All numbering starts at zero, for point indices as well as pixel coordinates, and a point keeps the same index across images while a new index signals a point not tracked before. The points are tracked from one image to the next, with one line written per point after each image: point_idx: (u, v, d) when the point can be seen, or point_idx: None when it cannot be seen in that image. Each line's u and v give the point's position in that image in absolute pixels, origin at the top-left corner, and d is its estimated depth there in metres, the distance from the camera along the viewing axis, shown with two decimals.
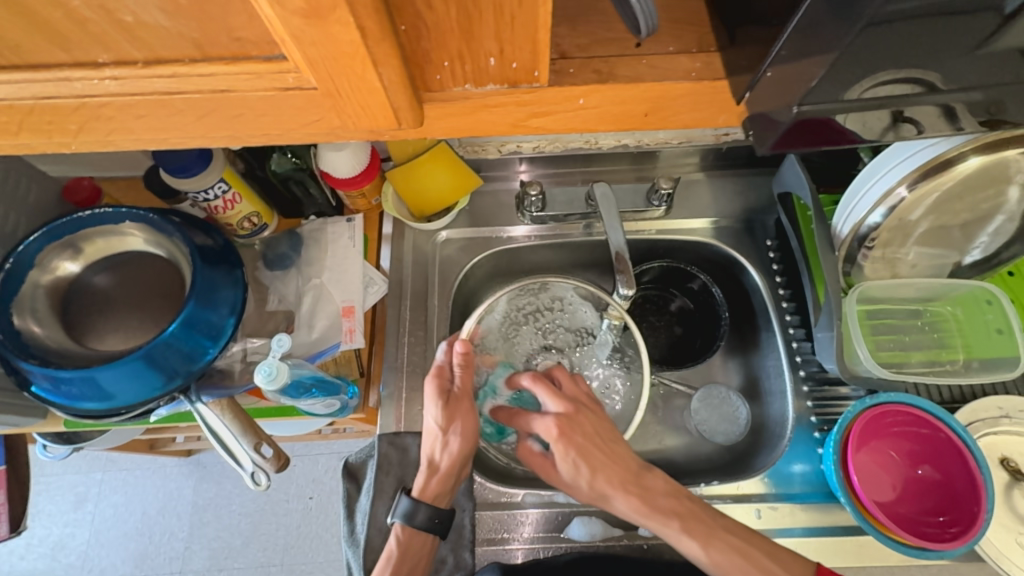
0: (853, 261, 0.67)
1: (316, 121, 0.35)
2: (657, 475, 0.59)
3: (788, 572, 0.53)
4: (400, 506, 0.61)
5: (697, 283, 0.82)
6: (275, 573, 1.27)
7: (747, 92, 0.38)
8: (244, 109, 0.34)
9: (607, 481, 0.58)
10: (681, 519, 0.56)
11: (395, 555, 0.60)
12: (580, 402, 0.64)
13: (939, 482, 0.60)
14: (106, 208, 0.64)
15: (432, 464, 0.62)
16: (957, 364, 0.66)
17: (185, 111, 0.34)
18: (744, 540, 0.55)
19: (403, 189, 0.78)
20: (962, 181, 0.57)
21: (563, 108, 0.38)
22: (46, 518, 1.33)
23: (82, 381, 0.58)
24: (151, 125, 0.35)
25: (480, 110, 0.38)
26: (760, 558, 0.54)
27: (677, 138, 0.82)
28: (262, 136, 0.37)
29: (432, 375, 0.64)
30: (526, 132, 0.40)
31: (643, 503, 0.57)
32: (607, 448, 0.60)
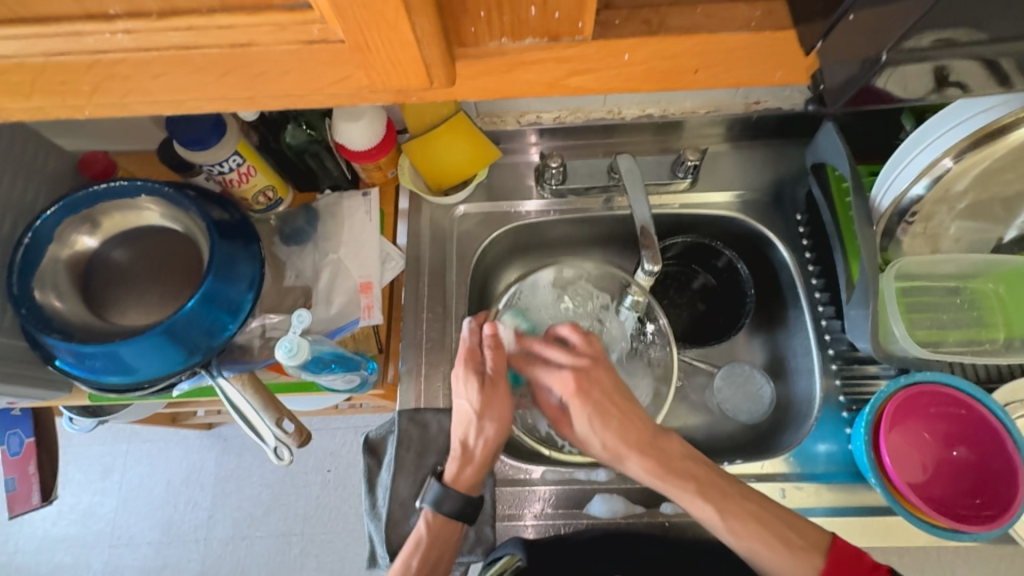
0: (892, 236, 0.64)
1: (343, 79, 0.33)
2: (672, 439, 0.60)
3: (805, 541, 0.54)
4: (431, 492, 0.61)
5: (723, 261, 0.79)
6: (296, 542, 1.30)
7: (819, 41, 0.35)
8: (267, 67, 0.32)
9: (618, 439, 0.60)
10: (697, 483, 0.57)
11: (423, 541, 0.60)
12: (595, 359, 0.63)
13: (973, 463, 0.59)
14: (120, 181, 0.63)
15: (466, 452, 0.63)
16: (998, 343, 0.64)
17: (203, 69, 0.32)
18: (757, 504, 0.56)
19: (420, 163, 0.76)
20: (1016, 150, 0.53)
21: (605, 65, 0.36)
22: (75, 487, 1.37)
23: (105, 355, 0.58)
24: (167, 86, 0.33)
25: (516, 68, 0.35)
26: (781, 528, 0.54)
27: (704, 107, 0.78)
28: (282, 99, 0.35)
29: (461, 356, 0.64)
30: (563, 93, 0.37)
31: (658, 465, 0.58)
32: (621, 411, 0.61)
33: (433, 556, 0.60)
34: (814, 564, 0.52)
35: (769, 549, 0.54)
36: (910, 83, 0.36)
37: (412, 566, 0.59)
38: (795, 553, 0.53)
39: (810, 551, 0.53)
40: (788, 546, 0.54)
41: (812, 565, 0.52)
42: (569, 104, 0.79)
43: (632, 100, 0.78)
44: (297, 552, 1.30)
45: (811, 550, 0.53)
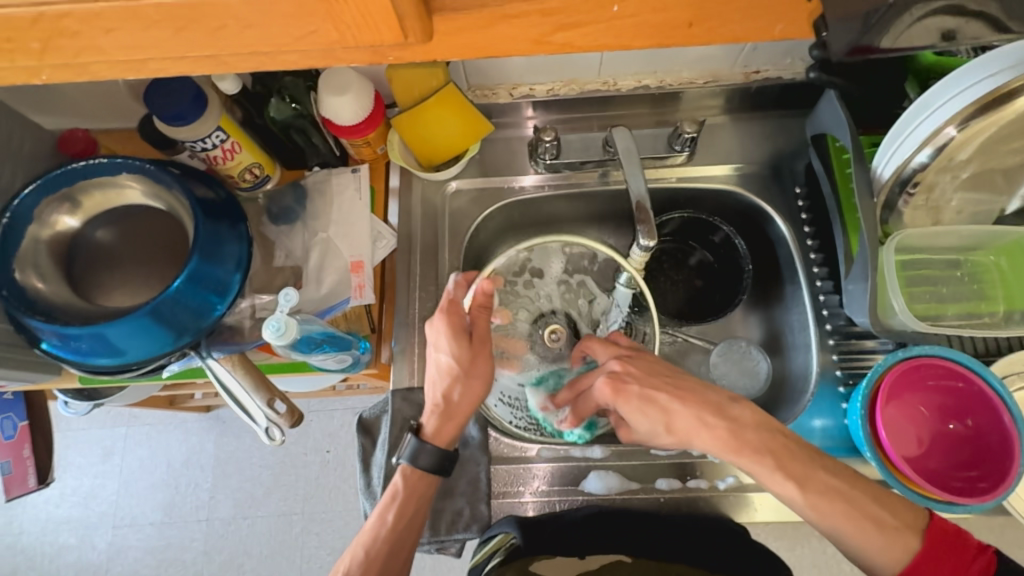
0: (892, 208, 0.62)
1: (310, 34, 0.32)
2: (743, 405, 0.56)
3: (901, 521, 0.51)
4: (408, 446, 0.60)
5: (720, 236, 0.78)
6: (296, 521, 1.32)
7: None
8: (226, 20, 0.31)
9: (686, 419, 0.56)
10: (775, 457, 0.53)
11: (399, 494, 0.60)
12: (633, 354, 0.61)
13: (971, 437, 0.58)
14: (100, 159, 0.61)
15: (447, 406, 0.61)
16: (997, 316, 0.63)
17: (159, 23, 0.30)
18: (848, 483, 0.52)
19: (411, 137, 0.73)
20: (1022, 115, 0.52)
21: (594, 19, 0.34)
22: (76, 470, 1.38)
23: (91, 337, 0.57)
24: (121, 42, 0.31)
25: (498, 22, 0.33)
26: (871, 507, 0.51)
27: (702, 77, 0.76)
28: (251, 56, 0.33)
29: (444, 310, 0.61)
30: (549, 52, 0.35)
31: (731, 437, 0.54)
32: (675, 384, 0.58)
33: (409, 509, 0.59)
34: (910, 544, 0.50)
35: (858, 531, 0.50)
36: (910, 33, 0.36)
37: (387, 519, 0.59)
38: (887, 534, 0.50)
39: (905, 530, 0.50)
40: (879, 526, 0.50)
41: (908, 546, 0.50)
42: (563, 76, 0.76)
43: (628, 71, 0.75)
44: (299, 531, 1.31)
45: (904, 528, 0.50)
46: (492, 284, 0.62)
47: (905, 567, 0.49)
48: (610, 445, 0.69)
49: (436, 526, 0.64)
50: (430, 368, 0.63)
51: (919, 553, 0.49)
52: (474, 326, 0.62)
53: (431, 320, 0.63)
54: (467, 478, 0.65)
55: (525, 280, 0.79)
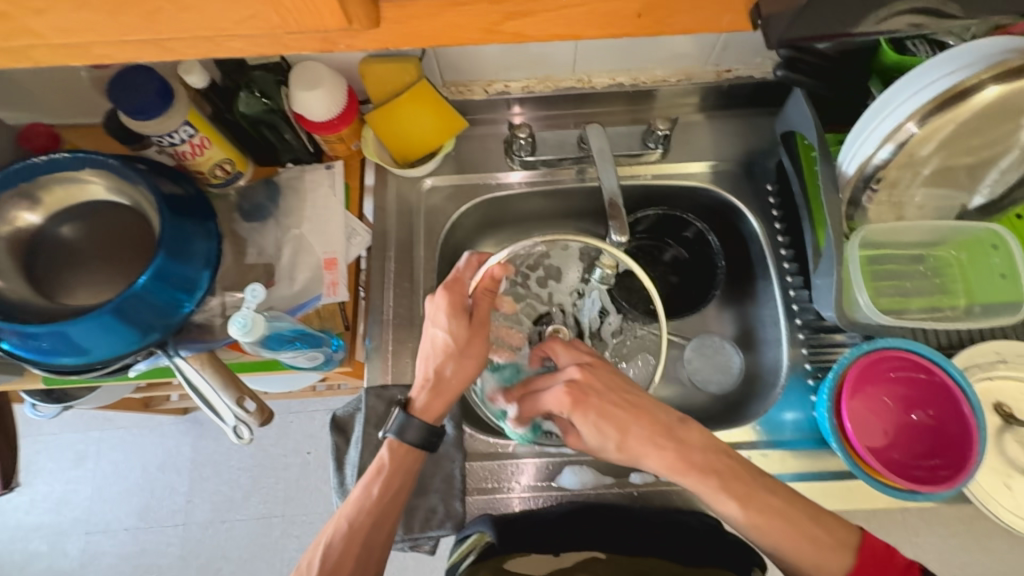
0: (857, 204, 0.63)
1: (251, 18, 0.31)
2: (691, 427, 0.57)
3: (833, 539, 0.52)
4: (395, 420, 0.60)
5: (692, 232, 0.79)
6: (276, 524, 1.30)
7: None
8: (163, 3, 0.30)
9: (639, 439, 0.57)
10: (719, 478, 0.55)
11: (386, 468, 0.59)
12: (591, 363, 0.61)
13: (932, 426, 0.60)
14: (62, 153, 0.59)
15: (437, 382, 0.62)
16: (959, 309, 0.65)
17: (94, 6, 0.30)
18: (784, 502, 0.54)
19: (384, 133, 0.73)
20: (981, 111, 0.53)
21: (544, 7, 0.34)
22: (47, 475, 1.34)
23: (52, 336, 0.55)
24: (58, 25, 0.31)
25: (447, 10, 0.33)
26: (809, 527, 0.52)
27: (676, 75, 0.77)
28: (194, 42, 0.33)
29: (446, 286, 0.62)
30: (501, 40, 0.35)
31: (678, 459, 0.55)
32: (628, 403, 0.58)
33: (395, 483, 0.59)
34: (842, 564, 0.51)
35: (796, 547, 0.52)
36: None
37: (372, 493, 0.58)
38: (817, 544, 0.52)
39: (838, 550, 0.51)
40: (814, 542, 0.52)
41: (840, 564, 0.51)
42: (537, 73, 0.76)
43: (602, 68, 0.76)
44: (278, 534, 1.29)
45: (838, 548, 0.52)
46: (502, 268, 0.64)
47: None
48: None
49: (410, 523, 0.64)
50: (424, 344, 0.63)
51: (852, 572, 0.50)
52: (476, 306, 0.64)
53: (432, 295, 0.63)
54: (442, 475, 0.65)
55: (539, 276, 0.78)
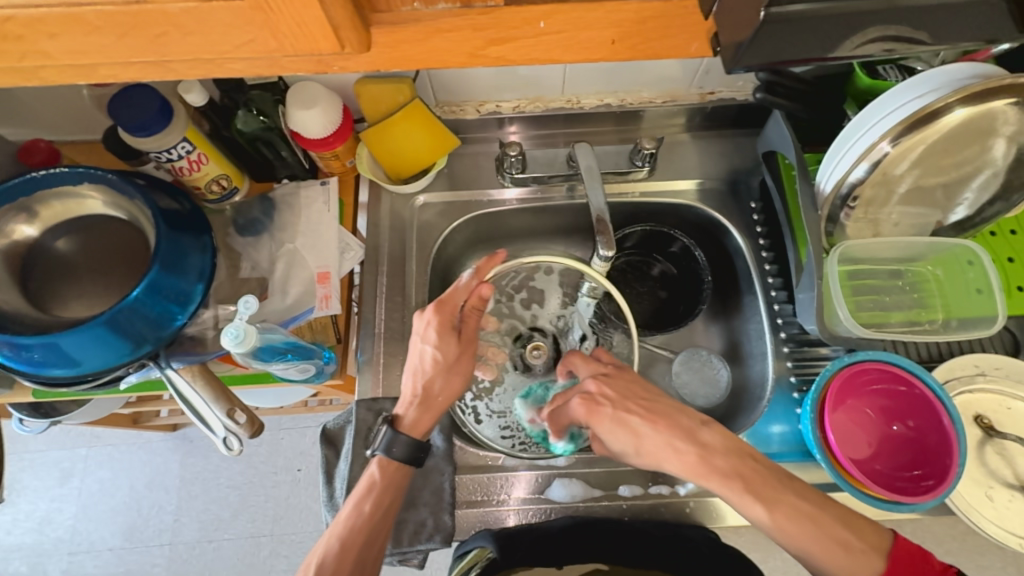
0: (836, 221, 0.65)
1: (249, 41, 0.33)
2: (713, 431, 0.56)
3: (866, 543, 0.50)
4: (382, 437, 0.60)
5: (678, 246, 0.81)
6: (265, 543, 1.28)
7: (715, 4, 0.35)
8: (167, 27, 0.32)
9: (656, 442, 0.56)
10: (744, 481, 0.53)
11: (377, 485, 0.59)
12: (609, 373, 0.62)
13: (914, 437, 0.61)
14: (61, 168, 0.61)
15: (423, 397, 0.62)
16: (936, 323, 0.67)
17: (102, 30, 0.31)
18: (815, 506, 0.51)
19: (378, 151, 0.75)
20: (949, 132, 0.55)
21: (525, 34, 0.36)
22: (31, 494, 1.32)
23: (43, 347, 0.55)
24: (66, 46, 0.32)
25: (432, 36, 0.35)
26: (839, 531, 0.50)
27: (661, 97, 0.80)
28: (195, 63, 0.34)
29: (436, 304, 0.64)
30: (485, 64, 0.37)
31: (699, 462, 0.54)
32: (648, 407, 0.58)
33: (386, 499, 0.59)
34: (874, 567, 0.49)
35: (826, 553, 0.50)
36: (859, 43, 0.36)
37: (364, 510, 0.58)
38: (852, 555, 0.49)
39: (870, 553, 0.49)
40: (845, 548, 0.50)
41: (873, 569, 0.49)
42: (528, 94, 0.79)
43: (590, 90, 0.78)
44: (266, 554, 1.27)
45: (869, 552, 0.49)
46: (490, 290, 0.66)
47: None
48: (575, 453, 0.69)
49: (399, 536, 0.64)
50: (412, 359, 0.64)
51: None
52: (464, 324, 0.66)
53: (421, 312, 0.65)
54: (431, 488, 0.65)
55: (523, 298, 0.81)
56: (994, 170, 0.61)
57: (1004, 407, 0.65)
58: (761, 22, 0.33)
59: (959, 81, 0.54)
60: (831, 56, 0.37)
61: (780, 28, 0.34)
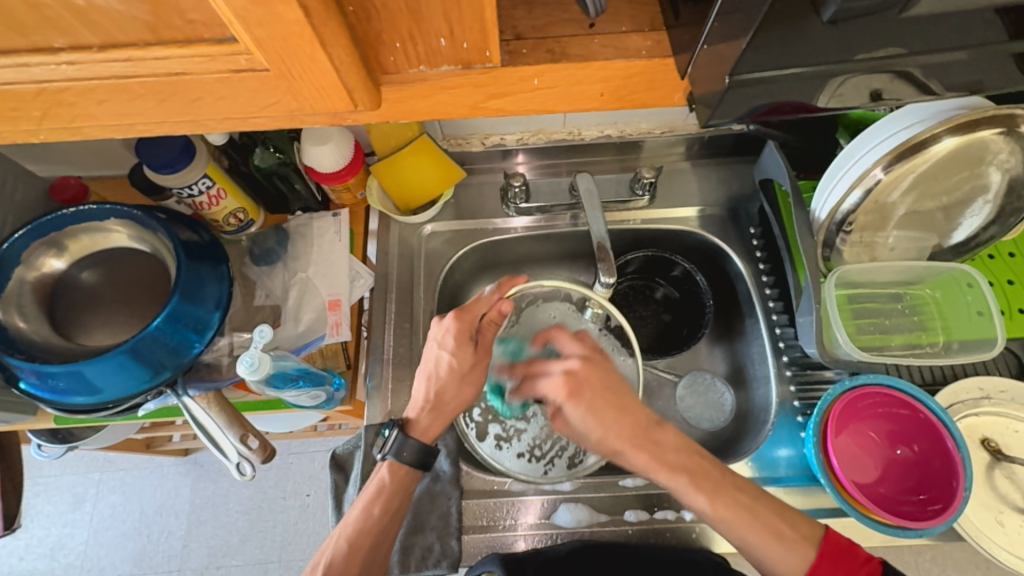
0: (832, 246, 0.67)
1: (272, 103, 0.36)
2: (667, 430, 0.57)
3: (798, 533, 0.53)
4: (393, 439, 0.62)
5: (680, 270, 0.82)
6: (273, 570, 1.28)
7: (689, 67, 0.39)
8: (200, 93, 0.35)
9: (612, 429, 0.56)
10: (691, 475, 0.55)
11: (386, 488, 0.61)
12: (591, 356, 0.58)
13: (919, 461, 0.61)
14: (90, 205, 0.65)
15: (433, 403, 0.64)
16: (937, 346, 0.67)
17: (143, 95, 0.35)
18: (752, 497, 0.54)
19: (388, 183, 0.78)
20: (939, 160, 0.57)
21: (521, 89, 0.39)
22: (44, 519, 1.34)
23: (68, 375, 0.58)
24: (111, 110, 0.35)
25: (437, 92, 0.38)
26: (773, 520, 0.53)
27: (660, 128, 0.83)
28: (223, 121, 0.37)
29: (456, 313, 0.66)
30: (486, 114, 0.41)
31: (653, 460, 0.55)
32: (616, 403, 0.56)
33: (394, 505, 0.60)
34: (807, 556, 0.52)
35: (763, 541, 0.52)
36: (840, 92, 0.39)
37: (373, 513, 0.59)
38: (785, 544, 0.52)
39: (803, 542, 0.52)
40: (779, 537, 0.52)
41: (805, 556, 0.52)
42: (531, 127, 0.82)
43: (591, 122, 0.82)
44: None
45: (801, 541, 0.52)
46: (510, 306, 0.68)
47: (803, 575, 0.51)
48: (580, 477, 0.70)
49: (406, 562, 0.64)
50: (426, 364, 0.65)
51: (815, 562, 0.51)
52: (482, 335, 0.67)
53: (438, 320, 0.66)
54: (438, 513, 0.66)
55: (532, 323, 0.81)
56: (986, 195, 0.62)
57: (1011, 430, 0.65)
58: (727, 86, 0.36)
59: (945, 113, 0.55)
60: (815, 103, 0.40)
61: (747, 89, 0.37)
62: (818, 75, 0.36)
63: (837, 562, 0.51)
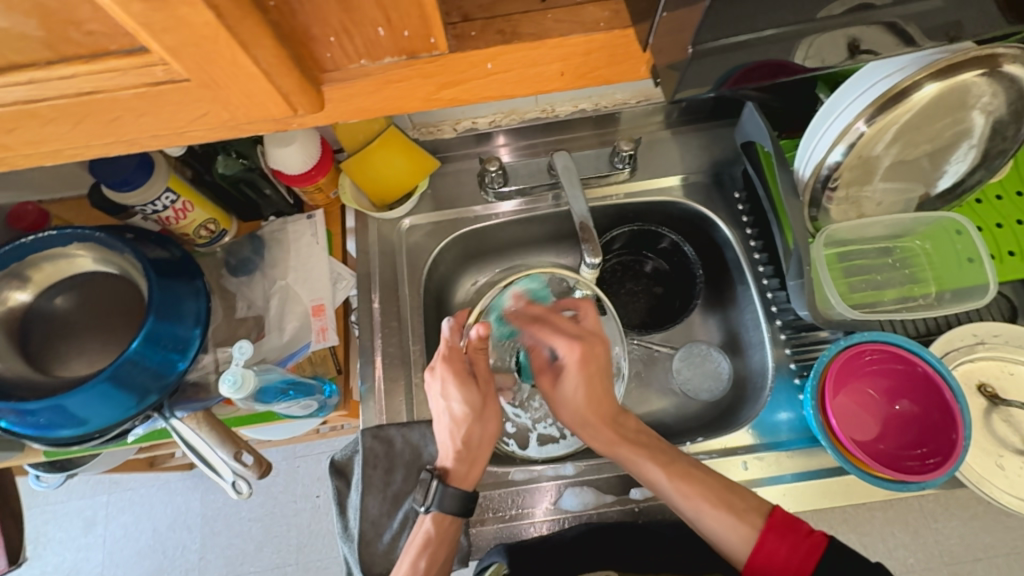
0: (819, 205, 0.66)
1: (202, 115, 0.34)
2: (630, 416, 0.64)
3: (748, 504, 0.57)
4: (433, 491, 0.60)
5: (668, 243, 0.81)
6: (291, 572, 1.29)
7: (650, 38, 0.36)
8: (120, 112, 0.33)
9: (600, 399, 0.63)
10: (649, 451, 0.61)
11: (432, 539, 0.59)
12: (585, 337, 0.63)
13: (918, 415, 0.61)
14: (49, 232, 0.61)
15: (465, 450, 0.63)
16: (930, 296, 0.67)
17: (56, 120, 0.32)
18: (705, 472, 0.59)
19: (360, 178, 0.76)
20: (921, 109, 0.55)
21: (474, 76, 0.37)
22: (57, 545, 1.33)
23: (50, 411, 0.56)
24: (25, 138, 0.33)
25: (385, 86, 0.36)
26: (727, 494, 0.57)
27: (636, 97, 0.80)
28: (152, 139, 0.35)
29: (444, 356, 0.64)
30: (441, 106, 0.38)
31: (617, 437, 0.62)
32: (603, 382, 0.63)
33: (441, 555, 0.59)
34: (755, 525, 0.55)
35: (711, 509, 0.56)
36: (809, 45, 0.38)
37: (420, 566, 0.58)
38: (737, 515, 0.56)
39: (751, 513, 0.56)
40: (730, 508, 0.56)
41: (753, 526, 0.55)
42: (504, 107, 0.79)
43: (564, 97, 0.78)
44: None
45: (751, 511, 0.56)
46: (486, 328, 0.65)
47: (750, 546, 0.54)
48: (583, 461, 0.69)
49: None
50: (441, 419, 0.64)
51: (762, 532, 0.54)
52: (475, 366, 0.67)
53: (432, 372, 0.65)
54: None
55: None
56: (970, 139, 0.61)
57: (1006, 372, 0.65)
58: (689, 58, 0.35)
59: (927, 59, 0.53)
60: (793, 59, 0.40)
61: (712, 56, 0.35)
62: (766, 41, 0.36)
63: (784, 532, 0.54)
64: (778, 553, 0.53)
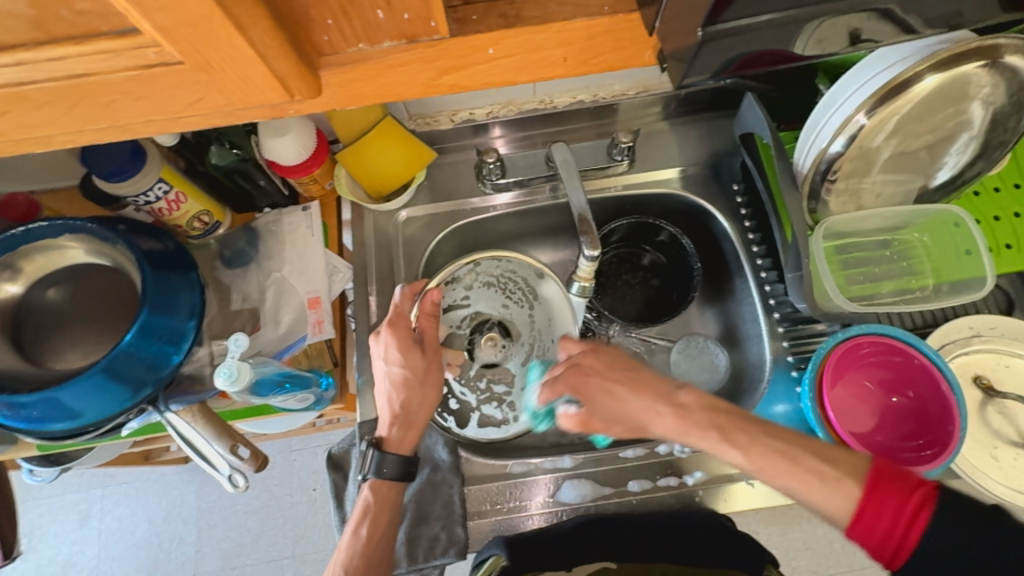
0: (818, 197, 0.65)
1: (197, 100, 0.33)
2: (689, 391, 0.57)
3: (839, 470, 0.50)
4: (371, 459, 0.61)
5: (666, 235, 0.80)
6: (288, 565, 1.29)
7: (657, 21, 0.35)
8: (113, 96, 0.32)
9: (639, 407, 0.57)
10: (719, 432, 0.54)
11: (370, 508, 0.61)
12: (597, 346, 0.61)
13: (916, 406, 0.62)
14: (40, 223, 0.60)
15: (401, 415, 0.63)
16: (927, 289, 0.67)
17: (46, 105, 0.32)
18: (786, 443, 0.52)
19: (355, 170, 0.75)
20: (920, 102, 0.55)
21: (475, 61, 0.36)
22: (51, 539, 1.33)
23: (43, 404, 0.55)
24: (15, 123, 0.33)
25: (384, 73, 0.35)
26: (810, 462, 0.51)
27: (634, 88, 0.80)
28: (145, 125, 0.34)
29: (389, 321, 0.63)
30: (441, 93, 0.37)
31: (678, 422, 0.56)
32: (629, 377, 0.59)
33: (382, 521, 0.61)
34: (850, 492, 0.48)
35: (803, 485, 0.50)
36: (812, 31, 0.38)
37: (361, 534, 0.60)
38: (829, 486, 0.49)
39: (843, 479, 0.49)
40: (820, 478, 0.50)
41: (850, 495, 0.48)
42: (500, 98, 0.79)
43: (562, 88, 0.78)
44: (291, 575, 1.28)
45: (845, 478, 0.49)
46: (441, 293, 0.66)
47: (850, 516, 0.48)
48: (581, 453, 0.69)
49: (413, 553, 0.64)
50: (382, 382, 0.64)
51: (860, 500, 0.47)
52: (421, 335, 0.65)
53: (377, 335, 0.65)
54: (441, 502, 0.66)
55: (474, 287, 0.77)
56: (971, 131, 0.61)
57: (1003, 365, 0.65)
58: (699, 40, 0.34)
59: (927, 50, 0.53)
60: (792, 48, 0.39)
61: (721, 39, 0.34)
62: (780, 21, 0.35)
63: (882, 495, 0.47)
64: (884, 518, 0.46)
